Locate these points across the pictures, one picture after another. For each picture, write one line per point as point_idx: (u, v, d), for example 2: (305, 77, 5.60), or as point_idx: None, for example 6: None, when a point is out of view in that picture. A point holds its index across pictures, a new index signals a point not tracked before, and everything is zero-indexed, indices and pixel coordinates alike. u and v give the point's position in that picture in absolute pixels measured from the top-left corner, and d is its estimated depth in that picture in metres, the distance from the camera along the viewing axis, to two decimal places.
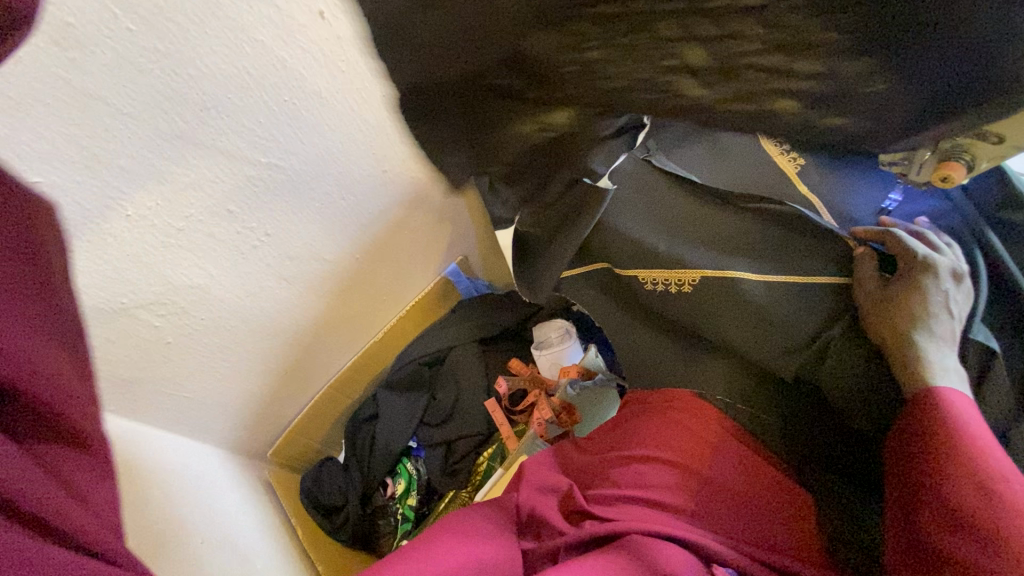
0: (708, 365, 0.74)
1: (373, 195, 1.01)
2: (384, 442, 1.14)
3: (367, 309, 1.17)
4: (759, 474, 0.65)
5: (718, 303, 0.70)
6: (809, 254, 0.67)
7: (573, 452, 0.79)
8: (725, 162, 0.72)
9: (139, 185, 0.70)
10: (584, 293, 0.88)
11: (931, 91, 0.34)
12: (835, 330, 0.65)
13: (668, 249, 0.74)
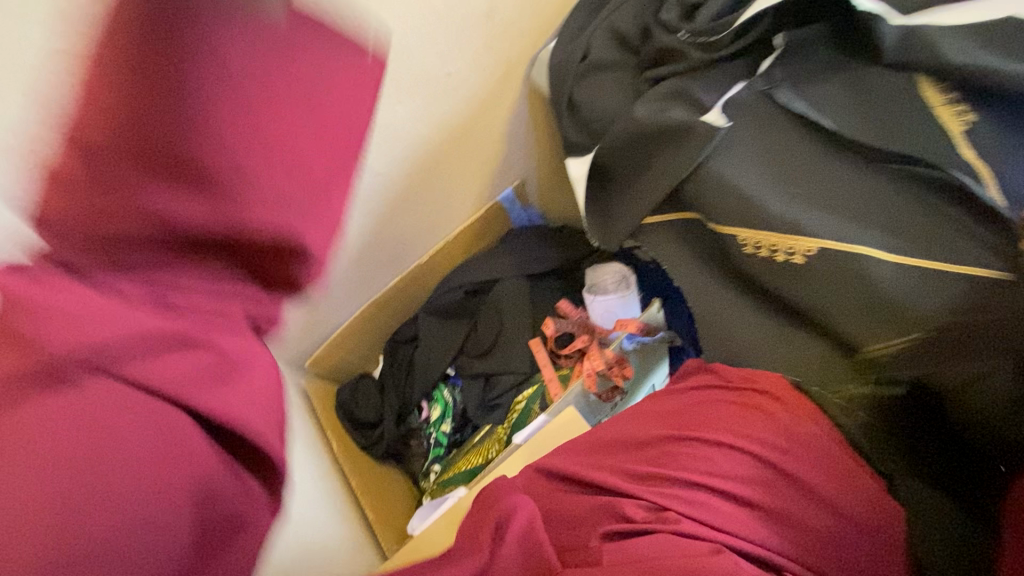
0: (802, 344, 0.67)
1: (433, 101, 0.89)
2: (422, 366, 1.10)
3: (416, 228, 1.09)
4: (849, 478, 0.58)
5: (838, 283, 0.63)
6: (958, 235, 0.58)
7: (632, 417, 0.72)
8: (870, 114, 0.64)
9: None
10: (665, 243, 0.79)
11: None
12: None
13: (782, 211, 0.66)
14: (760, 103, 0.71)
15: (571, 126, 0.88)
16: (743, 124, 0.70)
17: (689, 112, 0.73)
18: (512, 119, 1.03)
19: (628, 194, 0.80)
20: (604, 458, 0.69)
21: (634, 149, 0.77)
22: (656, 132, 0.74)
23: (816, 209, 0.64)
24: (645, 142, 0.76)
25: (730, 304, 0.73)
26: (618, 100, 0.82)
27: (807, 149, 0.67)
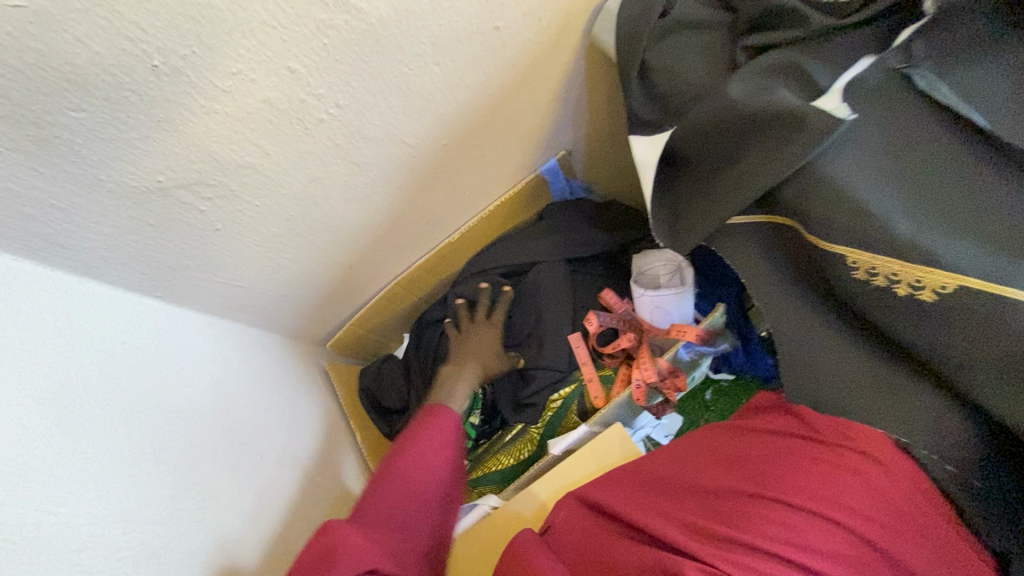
0: (912, 395, 0.56)
1: (476, 61, 0.75)
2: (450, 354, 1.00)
3: (448, 205, 0.98)
4: (943, 555, 0.53)
5: (978, 334, 0.50)
6: None
7: (698, 455, 0.65)
8: None
9: (169, 26, 0.51)
10: (751, 251, 0.66)
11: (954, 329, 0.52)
12: None
13: (911, 234, 0.53)
14: (891, 87, 0.57)
15: (639, 97, 0.73)
16: (865, 115, 0.57)
17: (799, 95, 0.59)
18: (564, 82, 0.88)
19: (707, 189, 0.66)
20: (665, 503, 0.61)
21: (719, 137, 0.63)
22: (754, 115, 0.60)
23: (952, 233, 0.51)
24: (735, 128, 0.61)
25: (823, 335, 0.61)
26: (703, 72, 0.67)
27: (950, 157, 0.54)
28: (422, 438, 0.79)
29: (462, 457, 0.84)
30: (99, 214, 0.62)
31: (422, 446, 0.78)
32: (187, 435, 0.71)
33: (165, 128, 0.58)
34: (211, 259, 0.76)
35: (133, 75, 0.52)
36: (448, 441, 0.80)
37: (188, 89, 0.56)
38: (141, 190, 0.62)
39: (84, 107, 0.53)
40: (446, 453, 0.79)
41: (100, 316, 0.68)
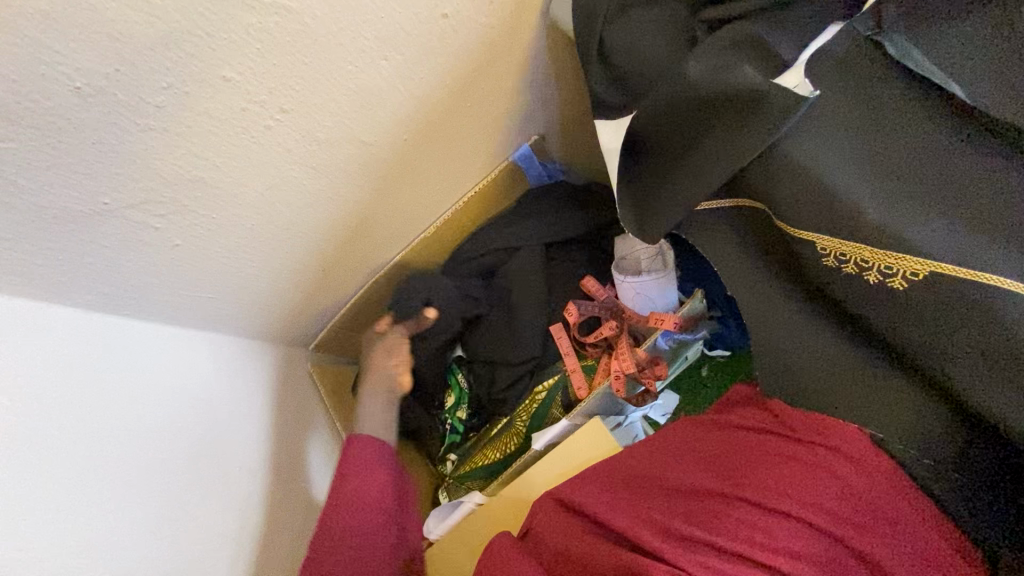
0: (889, 384, 0.54)
1: (428, 51, 0.72)
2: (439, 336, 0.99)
3: (419, 200, 0.95)
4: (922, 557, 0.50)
5: (952, 322, 0.48)
6: None
7: (671, 449, 0.62)
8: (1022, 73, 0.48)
9: (87, 47, 0.48)
10: (723, 236, 0.63)
11: (939, 306, 0.48)
12: None
13: (881, 219, 0.49)
14: (860, 54, 0.54)
15: (599, 78, 0.68)
16: (832, 90, 0.53)
17: (762, 71, 0.55)
18: (528, 63, 0.84)
19: (671, 176, 0.62)
20: (632, 501, 0.59)
21: (670, 149, 0.61)
22: (698, 122, 0.58)
23: (922, 216, 0.48)
24: (679, 137, 0.60)
25: (797, 325, 0.59)
26: (663, 48, 0.63)
27: (922, 132, 0.50)
28: (348, 468, 0.77)
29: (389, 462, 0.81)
30: (50, 240, 0.60)
31: (349, 469, 0.77)
32: (162, 453, 0.71)
33: (103, 152, 0.56)
34: (173, 275, 0.74)
35: (58, 100, 0.50)
36: (375, 458, 0.79)
37: (120, 109, 0.54)
38: (87, 214, 0.60)
39: (12, 137, 0.50)
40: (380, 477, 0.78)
41: (62, 342, 0.66)
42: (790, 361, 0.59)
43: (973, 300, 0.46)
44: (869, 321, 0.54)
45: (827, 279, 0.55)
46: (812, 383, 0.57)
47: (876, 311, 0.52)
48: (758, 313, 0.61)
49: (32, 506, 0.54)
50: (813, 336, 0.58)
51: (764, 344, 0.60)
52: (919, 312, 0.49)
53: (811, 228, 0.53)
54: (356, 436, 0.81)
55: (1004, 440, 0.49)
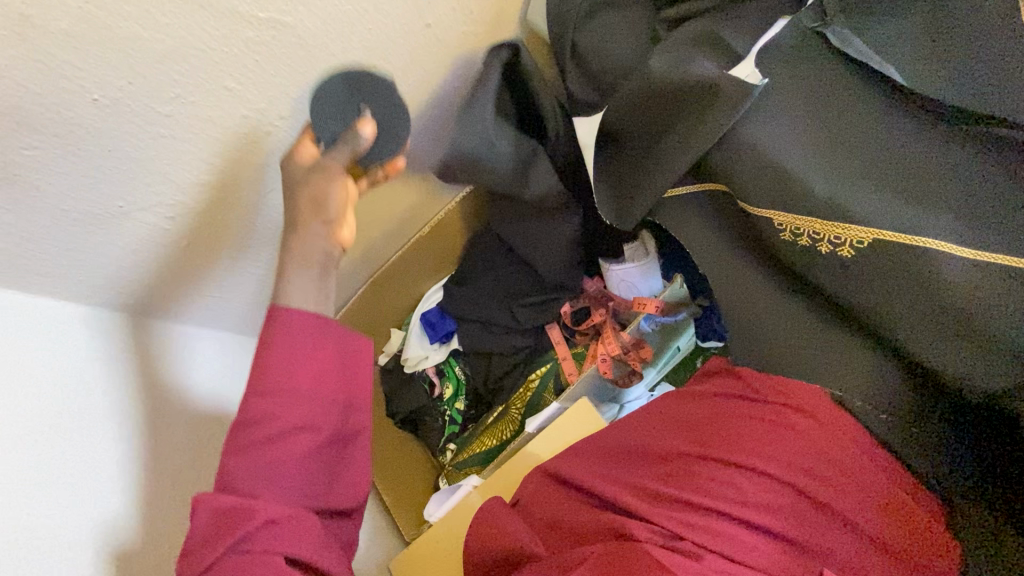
0: (845, 344, 0.58)
1: (415, 58, 0.77)
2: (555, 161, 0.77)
3: (413, 200, 0.98)
4: (886, 510, 0.52)
5: (896, 280, 0.52)
6: None
7: (646, 419, 0.65)
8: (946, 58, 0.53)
9: (103, 63, 0.53)
10: (689, 216, 0.67)
11: (888, 268, 0.52)
12: None
13: (828, 193, 0.54)
14: (807, 44, 0.58)
15: (574, 76, 0.73)
16: (783, 77, 0.58)
17: (718, 64, 0.60)
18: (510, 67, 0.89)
19: (643, 165, 0.66)
20: (613, 466, 0.62)
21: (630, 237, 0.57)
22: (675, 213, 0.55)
23: (867, 186, 0.53)
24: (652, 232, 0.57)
25: (763, 296, 0.63)
26: (631, 46, 0.68)
27: (865, 111, 0.55)
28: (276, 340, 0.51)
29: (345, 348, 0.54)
30: (72, 242, 0.64)
31: (284, 340, 0.51)
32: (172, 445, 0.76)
33: (116, 159, 0.61)
34: (185, 276, 0.78)
35: (76, 111, 0.55)
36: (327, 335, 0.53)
37: (131, 118, 0.58)
38: (101, 218, 0.64)
39: (36, 145, 0.55)
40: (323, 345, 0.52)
41: (82, 339, 0.70)
42: (754, 320, 0.63)
43: (917, 259, 0.50)
44: (825, 286, 0.58)
45: (785, 249, 0.59)
46: (775, 340, 0.61)
47: (831, 278, 0.56)
48: (724, 284, 0.65)
49: (43, 494, 0.58)
50: (773, 295, 0.63)
51: (731, 308, 0.65)
52: (868, 275, 0.53)
53: (768, 205, 0.58)
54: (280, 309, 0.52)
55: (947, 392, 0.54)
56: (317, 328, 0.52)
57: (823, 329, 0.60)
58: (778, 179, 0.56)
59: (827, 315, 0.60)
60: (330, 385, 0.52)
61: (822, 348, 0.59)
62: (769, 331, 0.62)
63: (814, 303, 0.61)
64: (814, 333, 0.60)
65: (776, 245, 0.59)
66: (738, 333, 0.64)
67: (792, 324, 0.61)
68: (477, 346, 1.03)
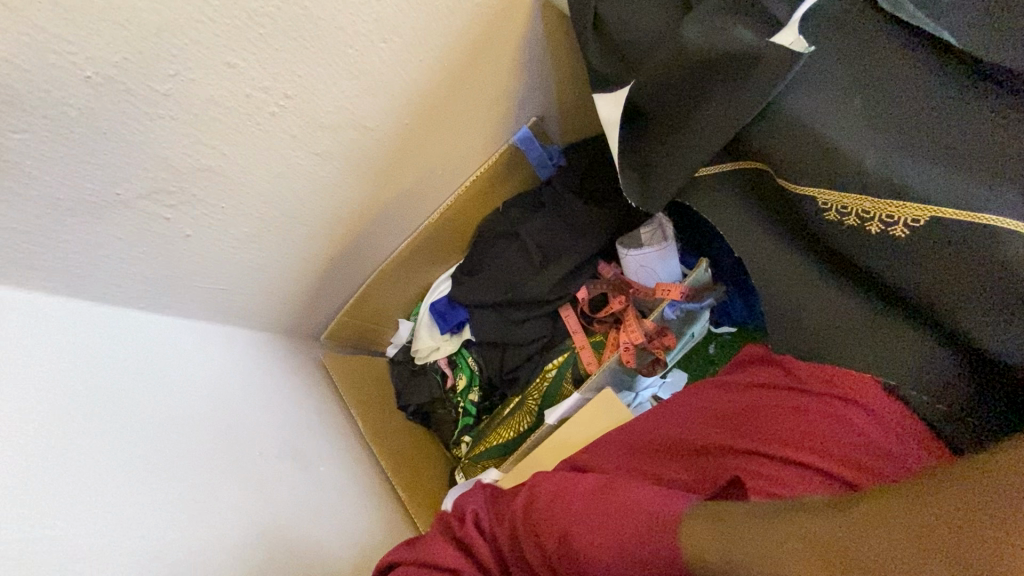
0: (889, 326, 0.56)
1: (426, 33, 0.72)
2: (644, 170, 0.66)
3: (423, 187, 0.94)
4: None
5: (957, 262, 0.49)
6: None
7: (679, 411, 0.62)
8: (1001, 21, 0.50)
9: (95, 36, 0.49)
10: (723, 197, 0.64)
11: (945, 248, 0.49)
12: None
13: (881, 168, 0.50)
14: (853, 11, 0.55)
15: (596, 51, 0.68)
16: (826, 46, 0.54)
17: (756, 32, 0.56)
18: (523, 43, 0.85)
19: (672, 144, 0.63)
20: (648, 461, 0.59)
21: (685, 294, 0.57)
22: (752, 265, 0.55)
23: (923, 160, 0.49)
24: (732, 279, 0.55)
25: (803, 280, 0.60)
26: (659, 16, 0.63)
27: (917, 80, 0.51)
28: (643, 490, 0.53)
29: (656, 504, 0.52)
30: (65, 232, 0.60)
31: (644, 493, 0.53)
32: (187, 440, 0.72)
33: (114, 142, 0.57)
34: (187, 268, 0.74)
35: (68, 89, 0.51)
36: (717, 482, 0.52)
37: (127, 96, 0.54)
38: (99, 206, 0.60)
39: (26, 126, 0.51)
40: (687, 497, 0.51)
41: (82, 334, 0.67)
42: (793, 305, 0.60)
43: (981, 237, 0.47)
44: (871, 267, 0.55)
45: (828, 229, 0.55)
46: (814, 322, 0.58)
47: (879, 259, 0.53)
48: (760, 267, 0.62)
49: (55, 498, 0.54)
50: (812, 277, 0.60)
51: (767, 290, 0.61)
52: (923, 253, 0.50)
53: (811, 182, 0.54)
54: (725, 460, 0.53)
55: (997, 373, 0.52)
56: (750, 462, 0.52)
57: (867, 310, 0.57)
58: (822, 154, 0.53)
59: (871, 295, 0.57)
60: (617, 522, 0.52)
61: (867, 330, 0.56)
62: (808, 313, 0.59)
63: (856, 285, 0.58)
64: (857, 314, 0.57)
65: (819, 225, 0.56)
66: (779, 313, 0.60)
67: (834, 305, 0.58)
68: (491, 336, 1.00)
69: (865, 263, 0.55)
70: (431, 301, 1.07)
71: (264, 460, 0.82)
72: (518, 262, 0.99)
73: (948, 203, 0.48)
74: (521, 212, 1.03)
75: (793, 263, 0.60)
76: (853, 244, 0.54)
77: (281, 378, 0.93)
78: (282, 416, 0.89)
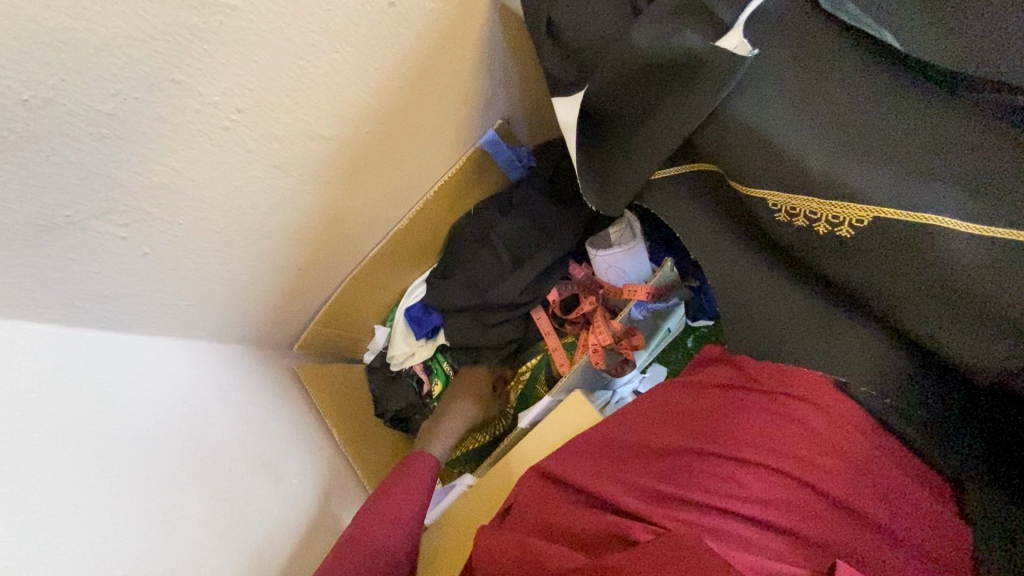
0: (842, 324, 0.57)
1: (380, 41, 0.72)
2: (602, 173, 0.66)
3: (390, 193, 0.93)
4: (893, 494, 0.50)
5: (901, 259, 0.49)
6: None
7: (638, 412, 0.62)
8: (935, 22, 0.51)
9: (30, 58, 0.48)
10: (678, 198, 0.64)
11: (888, 245, 0.50)
12: None
13: (825, 168, 0.51)
14: (796, 12, 0.55)
15: (550, 55, 0.68)
16: (769, 48, 0.55)
17: (703, 35, 0.56)
18: (483, 44, 0.84)
19: (627, 148, 0.63)
20: (607, 463, 0.58)
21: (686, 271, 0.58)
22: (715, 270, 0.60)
23: (865, 160, 0.50)
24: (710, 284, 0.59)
25: (757, 279, 0.60)
26: (609, 20, 0.63)
27: (857, 81, 0.52)
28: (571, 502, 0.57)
29: (586, 506, 0.55)
30: (14, 258, 0.59)
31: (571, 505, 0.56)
32: (156, 461, 0.72)
33: (58, 164, 0.55)
34: (147, 286, 0.73)
35: (4, 113, 0.49)
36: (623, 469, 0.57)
37: (69, 116, 0.53)
38: (47, 229, 0.59)
39: None
40: (610, 486, 0.55)
41: (39, 359, 0.65)
42: (749, 301, 0.60)
43: (923, 233, 0.48)
44: (820, 266, 0.55)
45: (778, 230, 0.56)
46: (769, 318, 0.59)
47: (829, 259, 0.54)
48: (716, 266, 0.62)
49: None
50: (765, 276, 0.60)
51: (724, 290, 0.62)
52: (875, 251, 0.50)
53: (760, 184, 0.54)
54: (635, 454, 0.58)
55: (943, 366, 0.53)
56: (653, 451, 0.57)
57: (820, 306, 0.58)
58: (768, 156, 0.53)
59: (824, 293, 0.58)
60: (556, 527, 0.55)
61: (822, 327, 0.57)
62: (761, 309, 0.60)
63: (810, 283, 0.59)
64: (808, 310, 0.58)
65: (769, 226, 0.57)
66: (734, 312, 0.61)
67: (786, 303, 0.59)
68: (464, 340, 0.99)
69: (815, 260, 0.55)
70: (405, 307, 1.06)
71: (236, 476, 0.81)
72: (489, 265, 0.99)
73: (890, 203, 0.49)
74: (491, 215, 1.02)
75: (747, 263, 0.61)
76: (803, 244, 0.55)
77: (251, 389, 0.92)
78: (255, 430, 0.89)
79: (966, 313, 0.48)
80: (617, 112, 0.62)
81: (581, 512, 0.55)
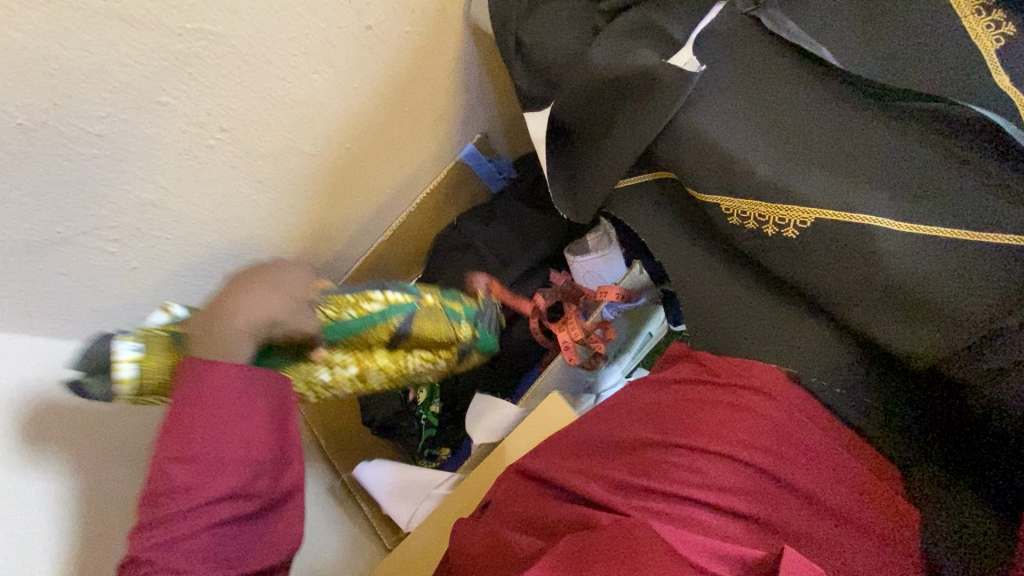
0: (794, 320, 0.60)
1: (357, 61, 0.75)
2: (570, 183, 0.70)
3: (374, 206, 0.97)
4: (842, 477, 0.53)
5: (842, 256, 0.53)
6: (966, 185, 0.49)
7: (607, 410, 0.65)
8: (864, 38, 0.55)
9: (24, 85, 0.51)
10: (641, 205, 0.68)
11: (830, 243, 0.53)
12: (991, 305, 0.48)
13: (771, 176, 0.55)
14: (740, 30, 0.59)
15: (520, 72, 0.71)
16: (716, 65, 0.59)
17: (657, 53, 0.60)
18: (459, 62, 0.88)
19: (593, 160, 0.67)
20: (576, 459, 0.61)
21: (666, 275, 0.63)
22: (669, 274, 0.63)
23: (805, 165, 0.54)
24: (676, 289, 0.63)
25: (716, 280, 0.64)
26: (572, 39, 0.67)
27: (795, 93, 0.56)
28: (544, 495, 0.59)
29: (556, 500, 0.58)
30: (7, 274, 0.62)
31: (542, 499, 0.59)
32: (139, 472, 0.74)
33: (49, 183, 0.58)
34: (137, 299, 0.75)
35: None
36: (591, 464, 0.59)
37: (61, 138, 0.56)
38: (38, 245, 0.62)
39: None
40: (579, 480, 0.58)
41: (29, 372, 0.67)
42: (710, 302, 0.64)
43: (859, 231, 0.52)
44: (772, 266, 0.59)
45: (732, 233, 0.60)
46: (728, 318, 0.63)
47: (779, 258, 0.58)
48: (679, 268, 0.66)
49: None
50: (724, 276, 0.64)
51: (686, 291, 0.65)
52: (817, 249, 0.54)
53: (714, 190, 0.58)
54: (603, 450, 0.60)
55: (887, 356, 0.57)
56: (620, 447, 0.59)
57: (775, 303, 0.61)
58: (719, 165, 0.57)
59: (777, 291, 0.61)
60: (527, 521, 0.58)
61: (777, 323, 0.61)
62: (721, 308, 0.63)
63: (764, 282, 0.62)
64: (764, 308, 0.62)
65: (724, 229, 0.60)
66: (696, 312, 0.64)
67: (744, 301, 0.62)
68: None
69: (767, 260, 0.59)
70: None
71: None
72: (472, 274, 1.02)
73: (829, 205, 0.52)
74: (472, 226, 1.06)
75: (706, 264, 0.65)
76: (755, 245, 0.58)
77: None
78: None
79: (901, 305, 0.51)
80: (583, 125, 0.66)
81: (551, 506, 0.58)
